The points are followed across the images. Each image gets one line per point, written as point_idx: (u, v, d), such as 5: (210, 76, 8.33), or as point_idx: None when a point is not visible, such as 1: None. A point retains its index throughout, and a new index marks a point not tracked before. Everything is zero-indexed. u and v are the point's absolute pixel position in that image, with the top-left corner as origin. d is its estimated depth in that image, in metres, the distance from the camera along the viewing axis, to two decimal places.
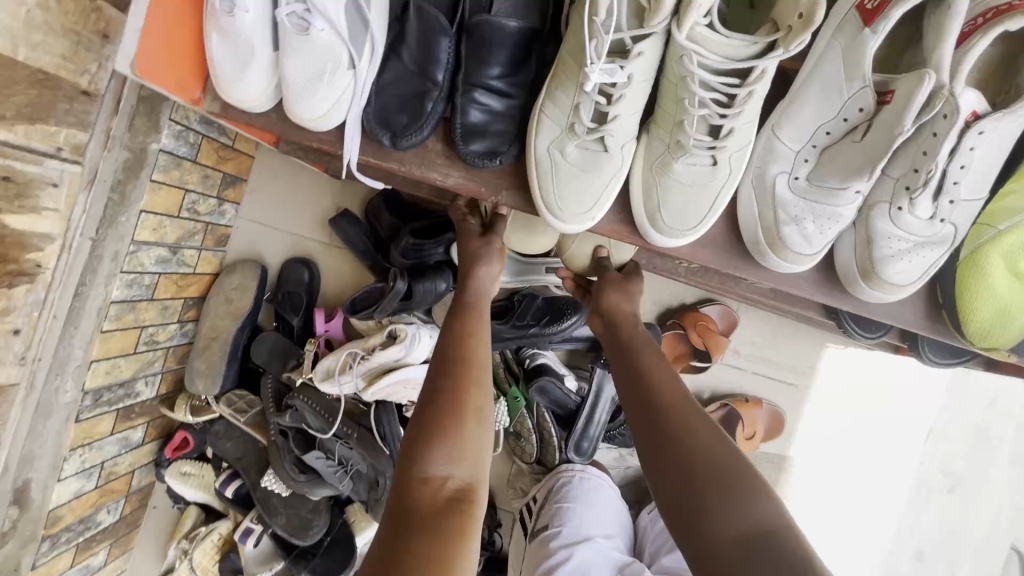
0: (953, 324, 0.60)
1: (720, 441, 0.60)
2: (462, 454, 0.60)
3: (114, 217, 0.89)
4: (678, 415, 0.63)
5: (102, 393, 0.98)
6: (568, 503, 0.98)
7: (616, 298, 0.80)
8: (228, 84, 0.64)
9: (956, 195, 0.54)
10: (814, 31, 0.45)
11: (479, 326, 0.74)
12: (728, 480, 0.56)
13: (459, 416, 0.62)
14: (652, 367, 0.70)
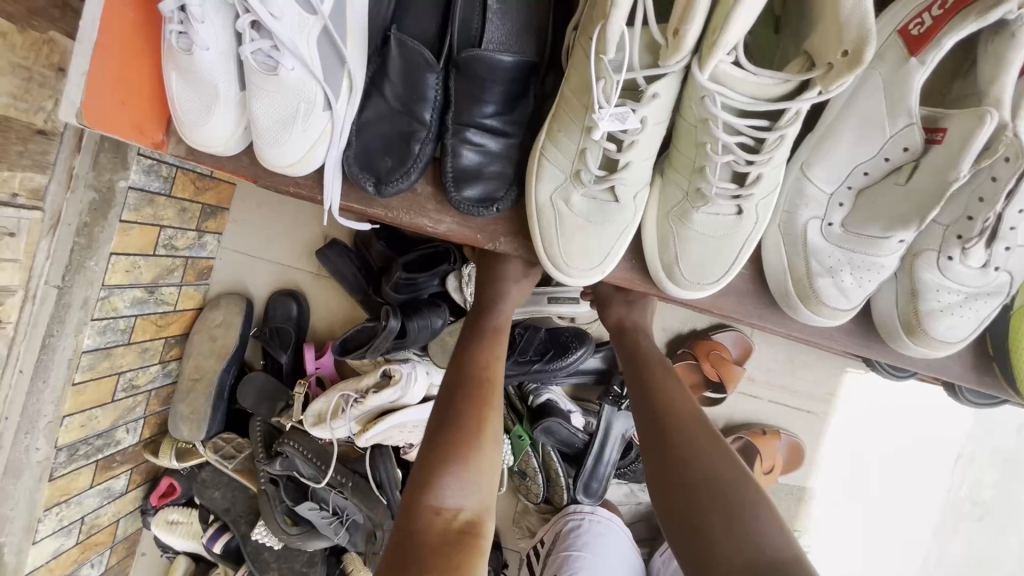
0: (1006, 378, 0.53)
1: (733, 462, 0.56)
2: (476, 483, 0.55)
3: (81, 263, 0.82)
4: (691, 431, 0.59)
5: (78, 446, 0.91)
6: (577, 551, 0.93)
7: (632, 317, 0.75)
8: (190, 128, 0.57)
9: (1013, 241, 0.47)
10: (865, 70, 0.38)
11: (498, 342, 0.68)
12: (738, 507, 0.52)
13: (473, 436, 0.57)
14: (665, 380, 0.66)
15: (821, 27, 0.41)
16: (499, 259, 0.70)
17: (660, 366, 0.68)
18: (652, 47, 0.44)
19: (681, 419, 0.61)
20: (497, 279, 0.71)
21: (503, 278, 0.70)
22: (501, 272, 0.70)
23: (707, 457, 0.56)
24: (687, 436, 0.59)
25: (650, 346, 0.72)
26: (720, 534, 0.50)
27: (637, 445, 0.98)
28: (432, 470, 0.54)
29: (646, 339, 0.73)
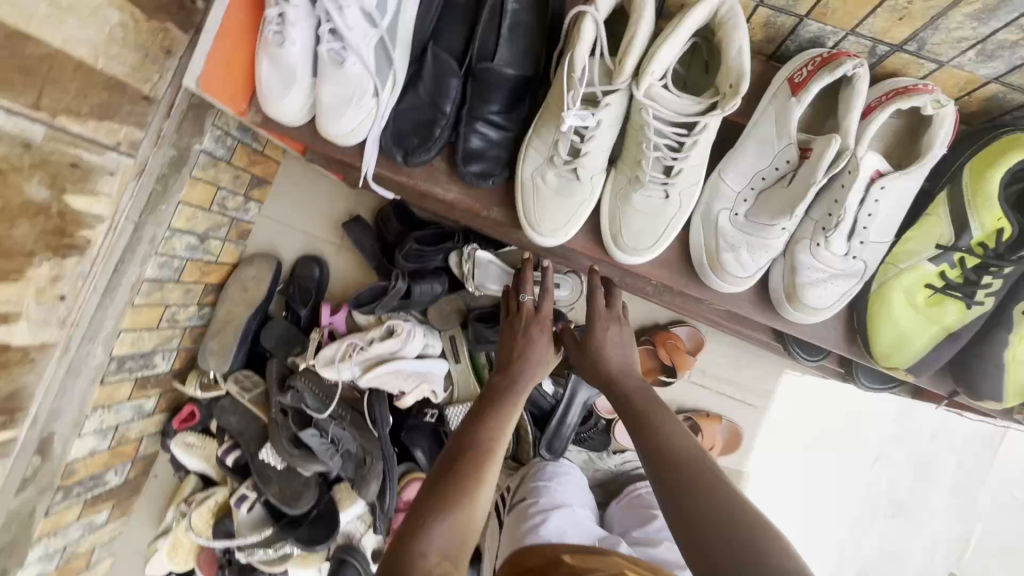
0: (863, 346, 0.70)
1: (716, 478, 0.58)
2: (461, 532, 0.59)
3: (156, 206, 1.01)
4: (685, 463, 0.60)
5: (125, 360, 1.09)
6: (545, 480, 1.05)
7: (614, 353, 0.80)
8: (271, 101, 0.76)
9: (865, 237, 0.65)
10: (742, 98, 0.57)
11: (509, 414, 0.74)
12: (716, 497, 0.55)
13: (463, 487, 0.63)
14: (658, 414, 0.68)
15: (723, 69, 0.60)
16: (531, 339, 0.80)
17: (650, 403, 0.70)
18: (607, 73, 0.65)
19: (664, 445, 0.63)
20: (522, 361, 0.79)
21: (529, 358, 0.79)
22: (530, 353, 0.80)
23: (703, 485, 0.57)
24: (681, 471, 0.59)
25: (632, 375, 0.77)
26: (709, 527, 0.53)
27: (596, 413, 1.14)
28: (422, 517, 0.59)
29: (627, 371, 0.77)
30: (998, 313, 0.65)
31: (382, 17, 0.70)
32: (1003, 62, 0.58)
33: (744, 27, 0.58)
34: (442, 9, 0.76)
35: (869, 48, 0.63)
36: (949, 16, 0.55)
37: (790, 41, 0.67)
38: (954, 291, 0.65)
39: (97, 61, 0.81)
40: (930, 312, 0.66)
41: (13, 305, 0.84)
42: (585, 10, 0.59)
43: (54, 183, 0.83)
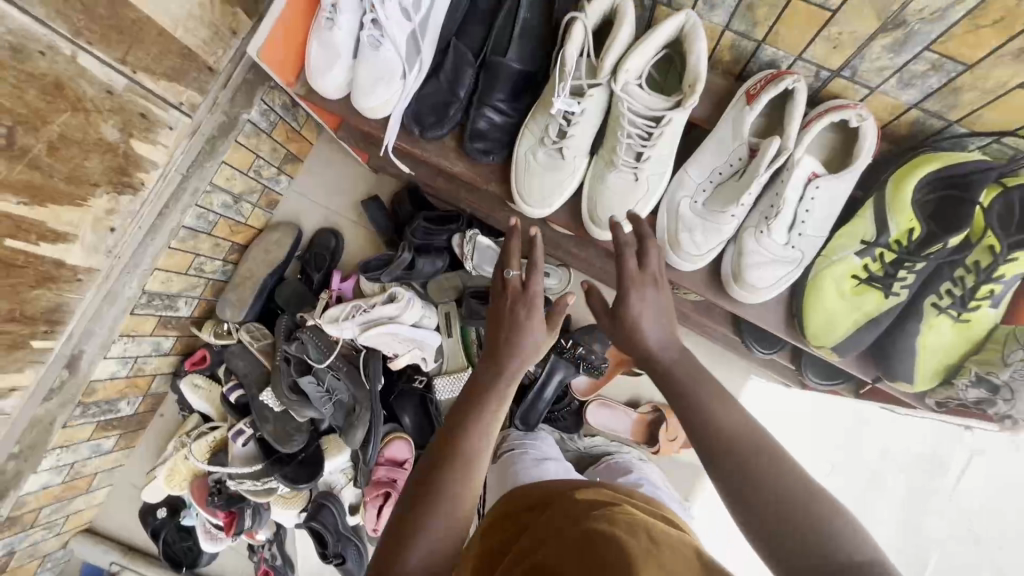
0: (799, 329, 0.80)
1: (749, 431, 0.55)
2: (451, 533, 0.59)
3: (202, 163, 1.15)
4: (735, 434, 0.55)
5: (154, 297, 1.22)
6: (530, 439, 1.11)
7: (645, 326, 0.67)
8: (316, 75, 0.90)
9: (803, 229, 0.76)
10: (699, 95, 0.72)
11: (499, 407, 0.67)
12: (754, 449, 0.54)
13: (456, 487, 0.60)
14: (703, 382, 0.62)
15: (687, 75, 0.74)
16: (521, 322, 0.71)
17: (692, 370, 0.64)
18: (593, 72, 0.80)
19: (693, 405, 0.60)
20: (509, 350, 0.70)
21: (518, 345, 0.70)
22: (521, 337, 0.70)
23: (758, 460, 0.53)
24: (731, 448, 0.55)
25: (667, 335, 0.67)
26: (749, 475, 0.52)
27: (571, 393, 1.24)
28: (417, 521, 0.59)
29: (660, 338, 0.67)
30: (912, 304, 0.75)
31: (415, 13, 0.84)
32: (918, 89, 0.69)
33: (701, 40, 0.72)
34: (467, 12, 0.90)
35: (814, 72, 0.75)
36: (871, 47, 0.67)
37: (752, 62, 0.79)
38: (876, 282, 0.75)
39: (176, 31, 0.97)
40: (855, 299, 0.76)
41: (74, 226, 0.98)
42: (576, 17, 0.74)
43: (125, 127, 0.97)
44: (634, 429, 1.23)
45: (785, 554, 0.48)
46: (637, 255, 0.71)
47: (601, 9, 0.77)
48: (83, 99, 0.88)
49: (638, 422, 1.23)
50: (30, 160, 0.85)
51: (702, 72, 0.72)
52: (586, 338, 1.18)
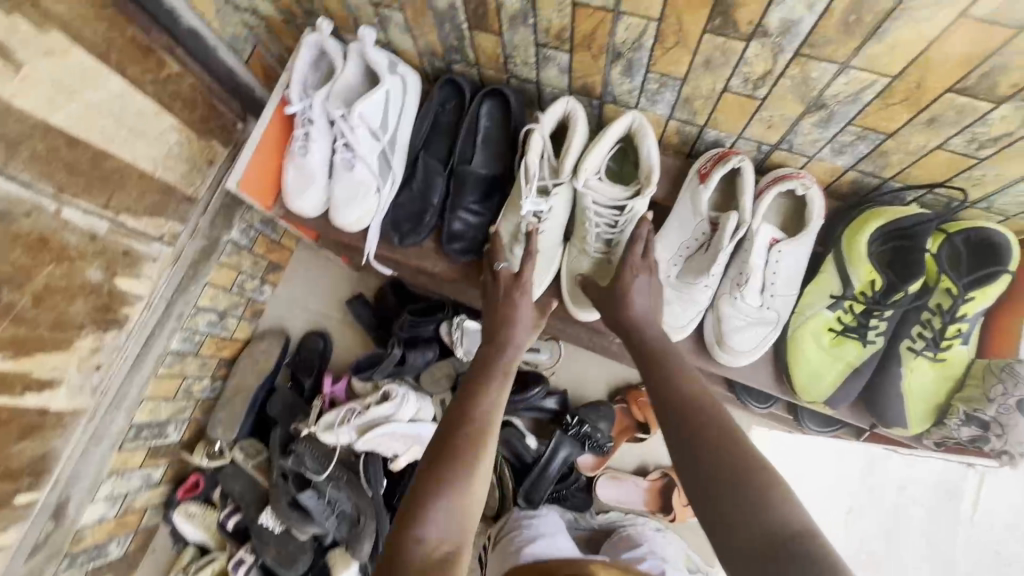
0: (789, 384, 0.82)
1: (711, 405, 0.60)
2: (459, 512, 0.60)
3: (186, 287, 1.17)
4: (698, 407, 0.60)
5: (142, 428, 1.19)
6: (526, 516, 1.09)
7: (632, 299, 0.75)
8: (294, 198, 0.95)
9: (774, 290, 0.80)
10: (655, 185, 0.80)
11: (502, 385, 0.71)
12: (711, 421, 0.58)
13: (462, 466, 0.62)
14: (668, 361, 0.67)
15: (641, 168, 0.81)
16: (515, 304, 0.78)
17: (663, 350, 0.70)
18: (554, 172, 0.87)
19: (665, 381, 0.64)
20: (505, 330, 0.76)
21: (514, 327, 0.77)
22: (515, 319, 0.77)
23: (712, 429, 0.57)
24: (686, 419, 0.59)
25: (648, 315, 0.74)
26: (705, 445, 0.56)
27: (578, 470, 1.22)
28: (422, 501, 0.59)
29: (643, 315, 0.74)
30: (890, 349, 0.78)
31: (383, 133, 0.90)
32: (850, 155, 0.76)
33: (650, 138, 0.80)
34: (432, 124, 0.96)
35: (755, 147, 0.82)
36: (801, 125, 0.74)
37: (698, 143, 0.86)
38: (851, 332, 0.78)
39: (156, 171, 1.01)
40: (835, 350, 0.79)
41: (59, 372, 0.97)
42: (533, 127, 0.82)
43: (109, 267, 0.99)
44: (647, 498, 1.21)
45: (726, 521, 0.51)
46: (643, 244, 0.77)
47: (555, 117, 0.84)
48: (68, 247, 0.90)
49: (650, 491, 1.21)
50: (15, 315, 0.85)
51: (654, 166, 0.80)
52: (591, 414, 1.19)
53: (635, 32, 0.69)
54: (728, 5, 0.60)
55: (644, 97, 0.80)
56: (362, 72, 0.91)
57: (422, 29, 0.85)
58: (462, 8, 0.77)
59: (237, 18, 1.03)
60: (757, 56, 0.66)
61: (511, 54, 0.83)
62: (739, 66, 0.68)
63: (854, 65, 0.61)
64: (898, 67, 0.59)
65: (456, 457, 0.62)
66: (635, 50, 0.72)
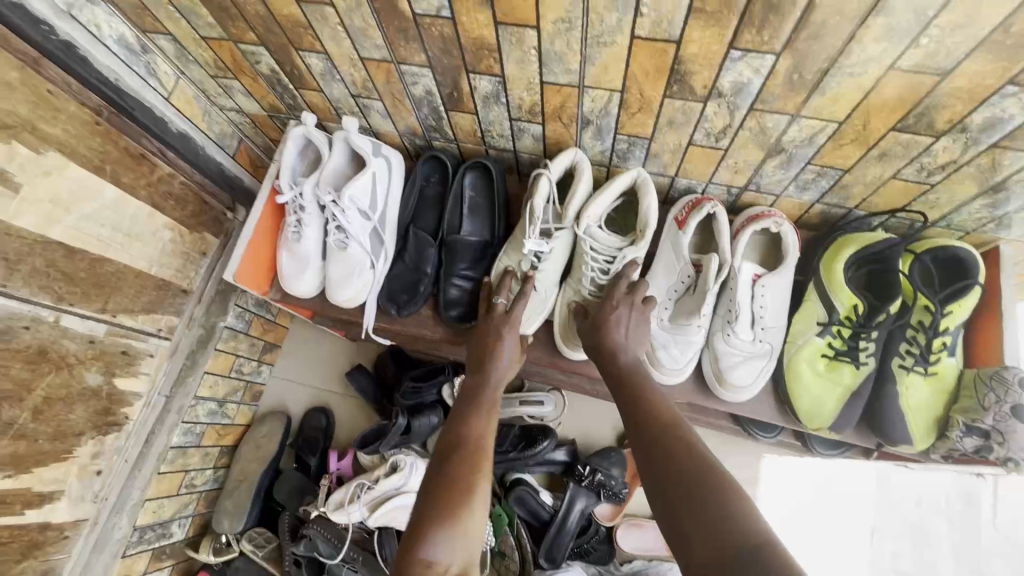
0: (793, 414, 0.83)
1: (680, 424, 0.65)
2: (464, 535, 0.64)
3: (184, 379, 1.16)
4: (667, 425, 0.64)
5: (146, 530, 1.15)
6: None
7: (613, 320, 0.80)
8: (291, 281, 0.97)
9: (764, 323, 0.83)
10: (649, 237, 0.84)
11: (490, 413, 0.76)
12: (681, 439, 0.62)
13: (458, 489, 0.66)
14: (639, 384, 0.72)
15: (640, 218, 0.86)
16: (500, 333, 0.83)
17: (637, 373, 0.74)
18: (558, 216, 0.91)
19: (639, 402, 0.69)
20: (491, 358, 0.81)
21: (499, 358, 0.81)
22: (498, 347, 0.82)
23: (680, 445, 0.61)
24: (656, 438, 0.63)
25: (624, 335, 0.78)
26: (673, 458, 0.60)
27: (596, 521, 1.20)
28: (421, 526, 0.63)
29: (618, 330, 0.79)
30: (882, 369, 0.80)
31: (374, 212, 0.94)
32: (814, 190, 0.81)
33: (652, 195, 0.84)
34: (419, 198, 1.00)
35: (725, 190, 0.87)
36: (764, 168, 0.79)
37: (672, 190, 0.91)
38: (844, 356, 0.81)
39: (151, 268, 1.03)
40: (831, 375, 0.81)
41: (59, 482, 0.95)
42: (541, 172, 0.84)
43: (107, 368, 0.99)
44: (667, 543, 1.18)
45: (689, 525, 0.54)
46: (627, 286, 0.83)
47: (563, 166, 0.86)
48: (67, 355, 0.90)
49: None
50: (15, 430, 0.85)
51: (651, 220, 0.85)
52: (603, 462, 1.18)
53: (600, 102, 0.75)
54: (683, 74, 0.66)
55: (616, 155, 0.85)
56: (347, 157, 0.96)
57: (401, 113, 0.90)
58: (437, 94, 0.83)
59: (223, 117, 1.08)
60: (715, 114, 0.71)
61: (487, 129, 0.88)
62: (700, 123, 0.73)
63: (804, 115, 0.67)
64: (843, 113, 0.65)
65: (452, 482, 0.66)
66: (602, 116, 0.78)
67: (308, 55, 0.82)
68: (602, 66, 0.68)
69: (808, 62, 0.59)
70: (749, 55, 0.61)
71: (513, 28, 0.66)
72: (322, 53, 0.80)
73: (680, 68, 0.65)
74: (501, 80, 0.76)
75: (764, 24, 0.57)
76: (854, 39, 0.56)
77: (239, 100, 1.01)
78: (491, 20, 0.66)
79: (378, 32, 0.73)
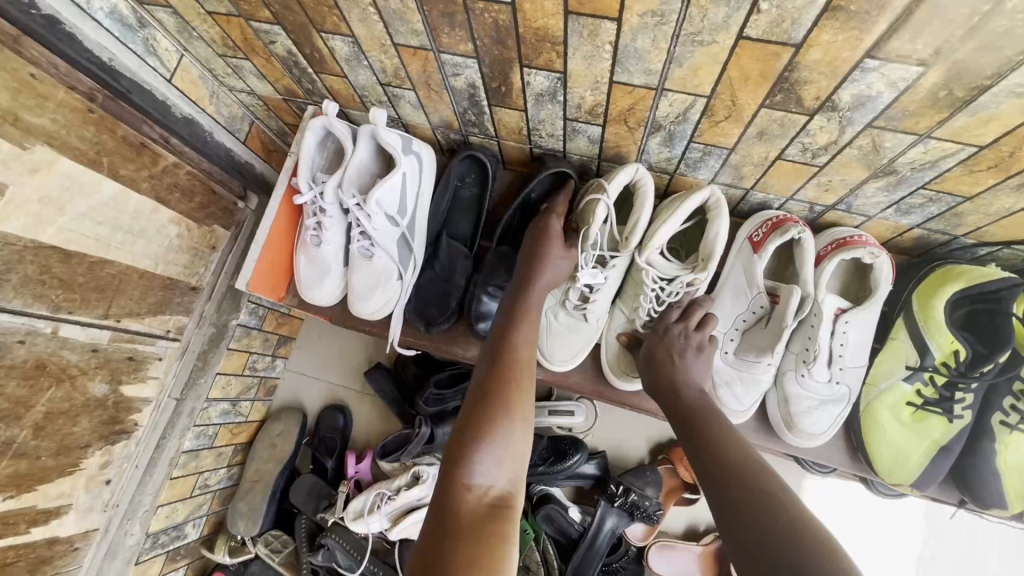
0: (868, 464, 0.75)
1: (760, 463, 0.58)
2: (505, 457, 0.58)
3: (196, 380, 1.09)
4: (743, 465, 0.57)
5: (159, 535, 1.11)
6: None
7: (677, 361, 0.72)
8: (309, 289, 0.88)
9: (843, 363, 0.74)
10: (713, 267, 0.74)
11: (532, 324, 0.71)
12: (756, 471, 0.57)
13: (506, 399, 0.61)
14: (710, 417, 0.65)
15: (704, 242, 0.76)
16: (546, 235, 0.78)
17: (708, 408, 0.66)
18: (612, 239, 0.81)
19: (712, 430, 0.63)
20: (542, 262, 0.76)
21: (548, 256, 0.76)
22: (547, 251, 0.76)
23: (758, 477, 0.56)
24: (731, 471, 0.57)
25: (682, 364, 0.72)
26: (745, 495, 0.54)
27: (628, 541, 1.15)
28: (468, 435, 0.58)
29: (675, 361, 0.72)
30: (979, 423, 0.71)
31: (402, 218, 0.84)
32: (917, 216, 0.69)
33: (724, 218, 0.73)
34: (452, 201, 0.91)
35: (808, 207, 0.76)
36: (863, 188, 0.67)
37: (743, 204, 0.79)
38: (933, 406, 0.72)
39: (157, 267, 0.94)
40: (917, 427, 0.72)
41: (65, 497, 0.89)
42: (596, 197, 0.75)
43: (113, 377, 0.92)
44: (700, 565, 1.12)
45: (760, 548, 0.50)
46: (679, 311, 0.77)
47: (620, 184, 0.75)
48: (67, 367, 0.83)
49: (704, 558, 1.13)
50: (16, 450, 0.78)
51: (718, 244, 0.74)
52: (636, 481, 1.11)
53: (679, 107, 0.63)
54: (793, 82, 0.54)
55: (685, 163, 0.73)
56: (373, 152, 0.84)
57: (436, 105, 0.78)
58: (482, 88, 0.70)
59: (231, 97, 0.96)
60: (820, 128, 0.59)
61: (535, 127, 0.76)
62: (799, 137, 0.61)
63: (935, 136, 0.55)
64: (989, 137, 0.53)
65: (492, 394, 0.62)
66: (678, 123, 0.66)
67: (331, 37, 0.69)
68: (691, 69, 0.56)
69: (962, 76, 0.47)
70: (888, 66, 0.49)
71: (587, 19, 0.54)
72: (348, 36, 0.68)
73: (792, 76, 0.53)
74: (561, 77, 0.64)
75: (920, 30, 0.45)
76: None
77: (251, 80, 0.89)
78: (560, 9, 0.53)
79: (418, 16, 0.61)
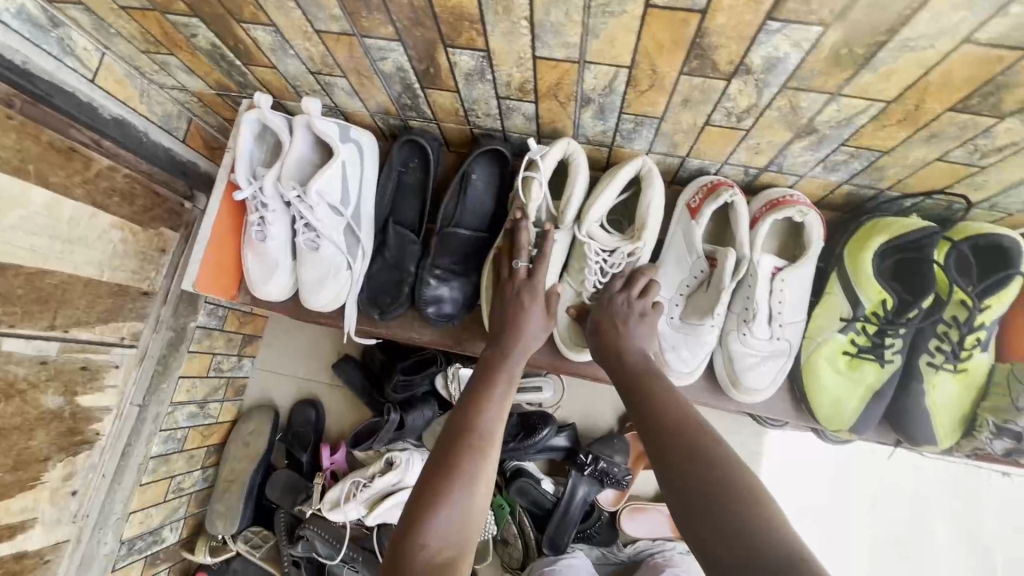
0: (810, 413, 0.78)
1: (700, 428, 0.58)
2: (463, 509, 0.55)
3: (158, 385, 1.08)
4: (684, 432, 0.58)
5: (135, 541, 1.11)
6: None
7: (625, 335, 0.73)
8: (258, 285, 0.87)
9: (782, 320, 0.77)
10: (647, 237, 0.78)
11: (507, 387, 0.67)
12: (698, 436, 0.57)
13: (463, 445, 0.59)
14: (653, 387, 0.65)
15: (641, 213, 0.79)
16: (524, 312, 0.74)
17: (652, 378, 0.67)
18: (554, 216, 0.83)
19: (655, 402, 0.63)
20: (519, 340, 0.72)
21: (526, 332, 0.73)
22: (524, 325, 0.73)
23: (699, 445, 0.56)
24: (674, 441, 0.57)
25: (628, 342, 0.72)
26: (689, 464, 0.55)
27: (599, 507, 1.18)
28: (423, 492, 0.56)
29: (626, 348, 0.72)
30: (908, 366, 0.75)
31: (346, 207, 0.84)
32: (843, 172, 0.71)
33: (656, 188, 0.77)
34: (397, 187, 0.90)
35: (743, 170, 0.77)
36: (790, 148, 0.69)
37: (681, 171, 0.81)
38: (867, 354, 0.75)
39: (103, 273, 0.92)
40: (853, 373, 0.76)
41: (29, 511, 0.89)
42: (532, 175, 0.77)
43: (67, 388, 0.91)
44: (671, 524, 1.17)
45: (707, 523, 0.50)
46: (623, 280, 0.78)
47: (555, 160, 0.77)
48: (15, 381, 0.81)
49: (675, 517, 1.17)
50: None
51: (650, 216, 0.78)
52: (604, 449, 1.14)
53: (604, 80, 0.63)
54: (706, 48, 0.55)
55: (620, 135, 0.74)
56: (311, 144, 0.83)
57: (368, 91, 0.78)
58: (411, 70, 0.70)
59: (164, 95, 0.94)
60: (740, 92, 0.60)
61: (470, 108, 0.76)
62: (721, 102, 0.63)
63: (845, 93, 0.57)
64: (894, 92, 0.55)
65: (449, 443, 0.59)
66: (606, 95, 0.66)
67: (252, 27, 0.68)
68: (608, 40, 0.56)
69: (858, 33, 0.49)
70: (791, 27, 0.50)
71: None
72: (269, 26, 0.67)
73: (703, 42, 0.54)
74: (485, 55, 0.64)
75: None
76: (923, 6, 0.45)
77: (181, 77, 0.87)
78: None
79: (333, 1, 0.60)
